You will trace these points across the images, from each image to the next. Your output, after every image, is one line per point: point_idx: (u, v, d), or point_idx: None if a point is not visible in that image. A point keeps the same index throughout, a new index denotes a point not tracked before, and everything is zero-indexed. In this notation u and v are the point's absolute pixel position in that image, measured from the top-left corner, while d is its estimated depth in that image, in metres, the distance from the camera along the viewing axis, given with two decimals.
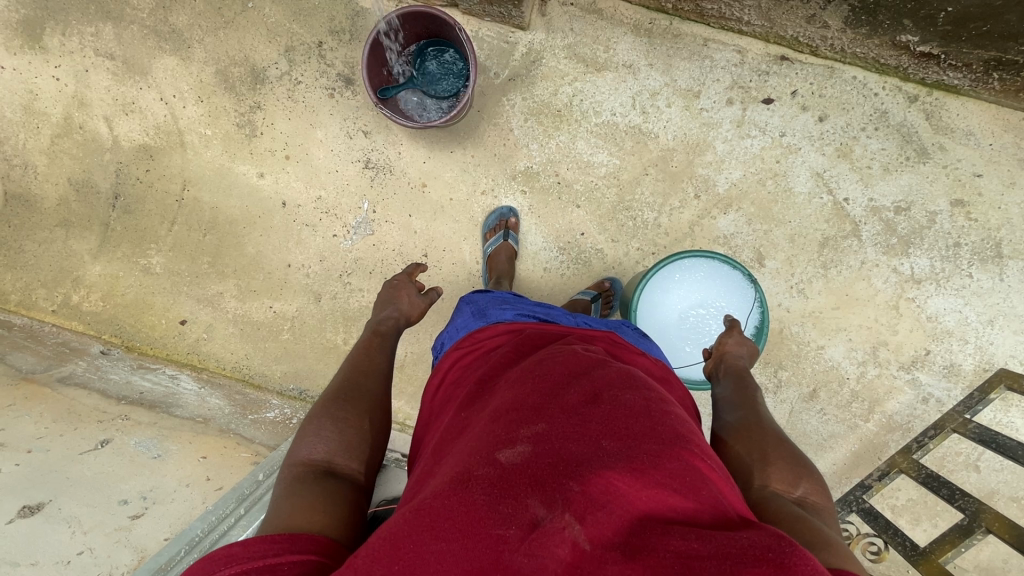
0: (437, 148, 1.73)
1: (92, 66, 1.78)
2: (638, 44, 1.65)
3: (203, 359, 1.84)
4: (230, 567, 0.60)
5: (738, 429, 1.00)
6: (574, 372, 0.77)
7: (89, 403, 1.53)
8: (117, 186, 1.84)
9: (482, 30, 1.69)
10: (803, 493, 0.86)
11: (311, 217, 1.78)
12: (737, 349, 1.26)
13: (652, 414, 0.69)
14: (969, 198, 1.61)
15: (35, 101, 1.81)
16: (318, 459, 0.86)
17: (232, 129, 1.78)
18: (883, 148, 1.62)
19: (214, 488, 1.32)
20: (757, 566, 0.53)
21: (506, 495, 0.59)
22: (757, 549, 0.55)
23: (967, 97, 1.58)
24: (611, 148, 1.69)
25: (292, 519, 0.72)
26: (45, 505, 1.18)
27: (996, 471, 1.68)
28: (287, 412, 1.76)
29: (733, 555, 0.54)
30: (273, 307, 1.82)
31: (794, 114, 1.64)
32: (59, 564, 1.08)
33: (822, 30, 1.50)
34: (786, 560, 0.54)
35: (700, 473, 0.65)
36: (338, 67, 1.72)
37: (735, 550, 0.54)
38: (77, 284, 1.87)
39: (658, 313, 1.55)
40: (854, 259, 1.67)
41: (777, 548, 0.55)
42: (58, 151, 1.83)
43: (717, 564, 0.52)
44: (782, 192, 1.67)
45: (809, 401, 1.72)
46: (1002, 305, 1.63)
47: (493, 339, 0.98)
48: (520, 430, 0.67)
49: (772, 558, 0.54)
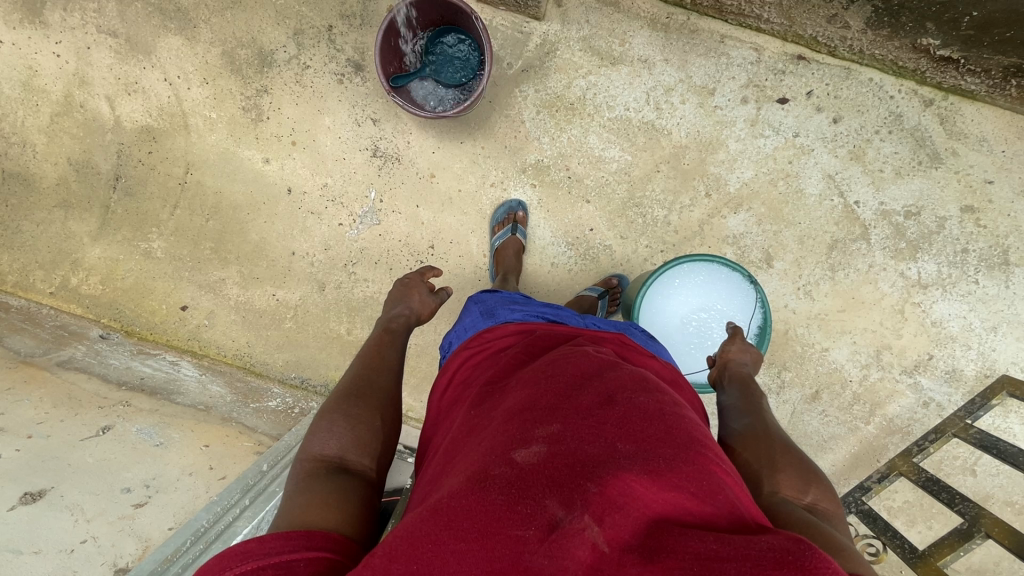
0: (447, 138, 1.70)
1: (94, 43, 1.74)
2: (654, 39, 1.63)
3: (204, 346, 1.83)
4: (246, 564, 0.58)
5: (745, 434, 1.00)
6: (587, 372, 0.74)
7: (89, 388, 1.51)
8: (118, 167, 1.80)
9: (496, 20, 1.66)
10: (814, 499, 0.86)
11: (316, 205, 1.76)
12: (739, 356, 1.26)
13: (668, 416, 0.67)
14: (980, 205, 1.61)
15: (34, 78, 1.77)
16: (330, 455, 0.85)
17: (237, 112, 1.75)
18: (896, 151, 1.62)
19: (217, 478, 1.31)
20: (779, 571, 0.49)
21: (524, 495, 0.56)
22: (778, 552, 0.51)
23: (982, 102, 1.57)
24: (623, 144, 1.67)
25: (306, 515, 0.71)
26: (47, 492, 1.16)
27: (992, 475, 1.70)
28: (289, 401, 1.75)
29: (754, 557, 0.51)
30: (276, 296, 1.80)
31: (808, 115, 1.63)
32: (63, 553, 1.06)
33: (842, 30, 1.51)
34: (809, 564, 0.50)
35: (716, 476, 0.62)
36: (348, 53, 1.68)
37: (755, 551, 0.51)
38: (76, 266, 1.84)
39: (659, 320, 1.55)
40: (861, 262, 1.66)
41: (797, 551, 0.52)
42: (57, 130, 1.79)
43: (738, 568, 0.50)
44: (793, 193, 1.66)
45: (811, 402, 1.72)
46: (1006, 312, 1.63)
47: (502, 339, 0.97)
48: (534, 430, 0.65)
49: (793, 561, 0.51)
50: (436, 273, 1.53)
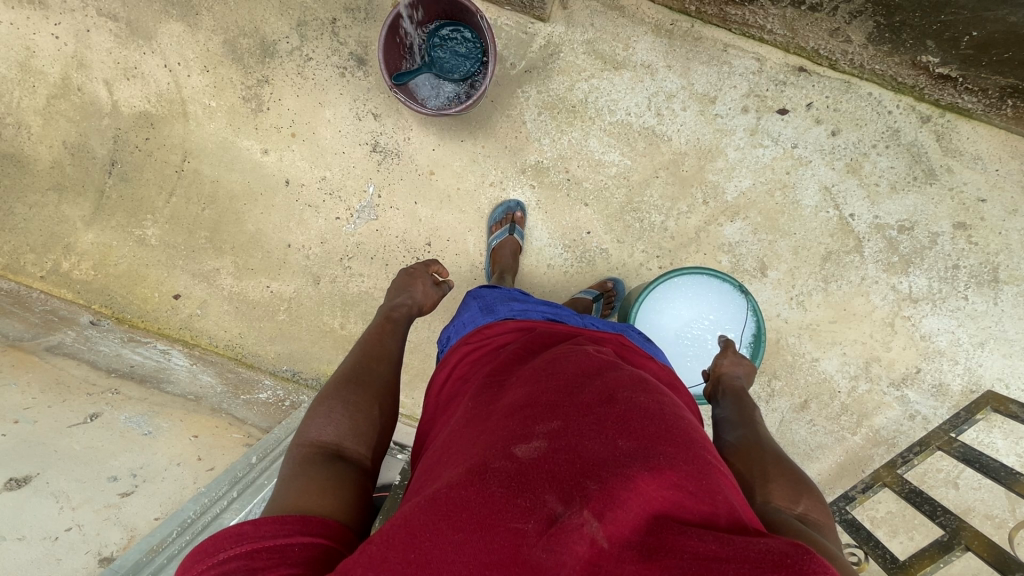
0: (447, 137, 1.70)
1: (94, 26, 1.72)
2: (658, 45, 1.64)
3: (195, 336, 1.82)
4: (241, 546, 0.59)
5: (738, 447, 1.01)
6: (589, 370, 0.75)
7: (78, 374, 1.50)
8: (114, 153, 1.78)
9: (501, 19, 1.66)
10: (805, 509, 0.86)
11: (313, 198, 1.75)
12: (732, 370, 1.27)
13: (668, 417, 0.67)
14: (971, 222, 1.63)
15: (32, 59, 1.75)
16: (327, 441, 0.85)
17: (237, 102, 1.74)
18: (892, 166, 1.63)
19: (206, 469, 1.31)
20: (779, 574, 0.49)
21: (523, 489, 0.57)
22: (775, 554, 0.52)
23: (978, 121, 1.59)
24: (623, 149, 1.68)
25: (304, 500, 0.71)
26: (32, 478, 1.14)
27: (973, 488, 1.72)
28: (280, 394, 1.75)
29: (753, 557, 0.51)
30: (270, 287, 1.79)
31: (807, 127, 1.64)
32: (47, 540, 1.05)
33: (843, 44, 1.52)
34: (806, 567, 0.51)
35: (713, 478, 0.62)
36: (351, 46, 1.68)
37: (753, 553, 0.51)
38: (68, 251, 1.82)
39: (654, 336, 1.56)
40: (854, 275, 1.68)
41: (795, 555, 0.52)
42: (54, 112, 1.77)
43: (737, 569, 0.50)
44: (789, 204, 1.67)
45: (800, 411, 1.74)
46: (994, 328, 1.65)
47: (502, 335, 0.97)
48: (535, 426, 0.65)
49: (791, 563, 0.51)
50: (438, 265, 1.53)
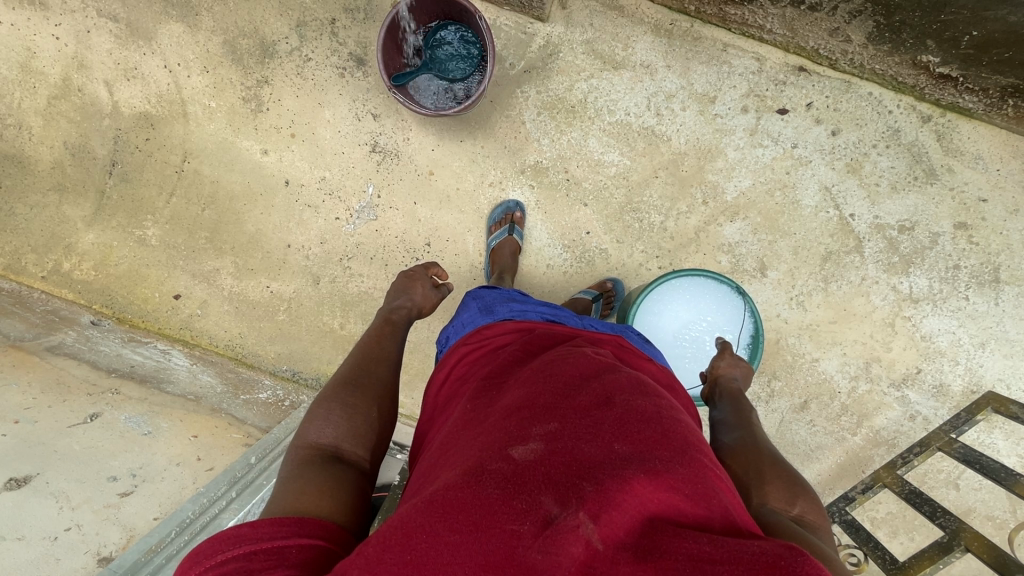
0: (446, 137, 1.70)
1: (94, 27, 1.72)
2: (657, 45, 1.63)
3: (196, 336, 1.82)
4: (239, 547, 0.59)
5: (736, 448, 1.01)
6: (586, 373, 0.75)
7: (78, 374, 1.50)
8: (115, 153, 1.79)
9: (500, 19, 1.66)
10: (801, 511, 0.86)
11: (313, 199, 1.75)
12: (729, 371, 1.27)
13: (665, 419, 0.67)
14: (972, 222, 1.62)
15: (33, 60, 1.75)
16: (325, 443, 0.85)
17: (236, 102, 1.74)
18: (892, 166, 1.63)
19: (205, 469, 1.31)
20: None
21: (520, 490, 0.57)
22: (770, 556, 0.52)
23: (979, 120, 1.59)
24: (623, 149, 1.68)
25: (302, 501, 0.71)
26: (32, 478, 1.15)
27: (974, 489, 1.72)
28: (280, 394, 1.76)
29: (747, 560, 0.51)
30: (270, 288, 1.79)
31: (807, 127, 1.63)
32: (46, 540, 1.06)
33: (843, 44, 1.52)
34: (800, 570, 0.50)
35: (710, 480, 0.62)
36: (351, 47, 1.68)
37: (747, 555, 0.51)
38: (69, 251, 1.83)
39: (653, 337, 1.55)
40: (854, 275, 1.68)
41: (790, 557, 0.52)
42: (54, 113, 1.78)
43: (731, 571, 0.50)
44: (789, 204, 1.67)
45: (800, 411, 1.73)
46: (995, 329, 1.65)
47: (501, 336, 0.97)
48: (532, 428, 0.65)
49: (785, 566, 0.51)
50: (435, 266, 1.54)
